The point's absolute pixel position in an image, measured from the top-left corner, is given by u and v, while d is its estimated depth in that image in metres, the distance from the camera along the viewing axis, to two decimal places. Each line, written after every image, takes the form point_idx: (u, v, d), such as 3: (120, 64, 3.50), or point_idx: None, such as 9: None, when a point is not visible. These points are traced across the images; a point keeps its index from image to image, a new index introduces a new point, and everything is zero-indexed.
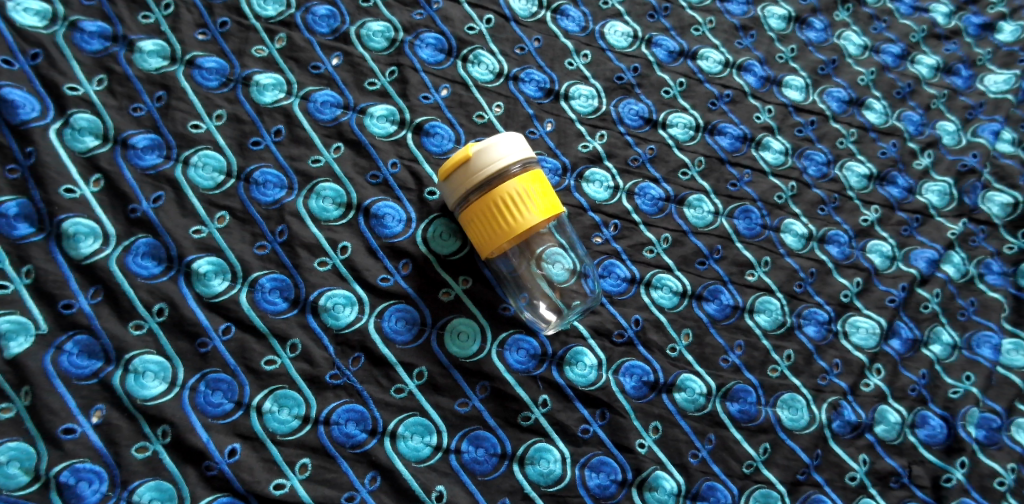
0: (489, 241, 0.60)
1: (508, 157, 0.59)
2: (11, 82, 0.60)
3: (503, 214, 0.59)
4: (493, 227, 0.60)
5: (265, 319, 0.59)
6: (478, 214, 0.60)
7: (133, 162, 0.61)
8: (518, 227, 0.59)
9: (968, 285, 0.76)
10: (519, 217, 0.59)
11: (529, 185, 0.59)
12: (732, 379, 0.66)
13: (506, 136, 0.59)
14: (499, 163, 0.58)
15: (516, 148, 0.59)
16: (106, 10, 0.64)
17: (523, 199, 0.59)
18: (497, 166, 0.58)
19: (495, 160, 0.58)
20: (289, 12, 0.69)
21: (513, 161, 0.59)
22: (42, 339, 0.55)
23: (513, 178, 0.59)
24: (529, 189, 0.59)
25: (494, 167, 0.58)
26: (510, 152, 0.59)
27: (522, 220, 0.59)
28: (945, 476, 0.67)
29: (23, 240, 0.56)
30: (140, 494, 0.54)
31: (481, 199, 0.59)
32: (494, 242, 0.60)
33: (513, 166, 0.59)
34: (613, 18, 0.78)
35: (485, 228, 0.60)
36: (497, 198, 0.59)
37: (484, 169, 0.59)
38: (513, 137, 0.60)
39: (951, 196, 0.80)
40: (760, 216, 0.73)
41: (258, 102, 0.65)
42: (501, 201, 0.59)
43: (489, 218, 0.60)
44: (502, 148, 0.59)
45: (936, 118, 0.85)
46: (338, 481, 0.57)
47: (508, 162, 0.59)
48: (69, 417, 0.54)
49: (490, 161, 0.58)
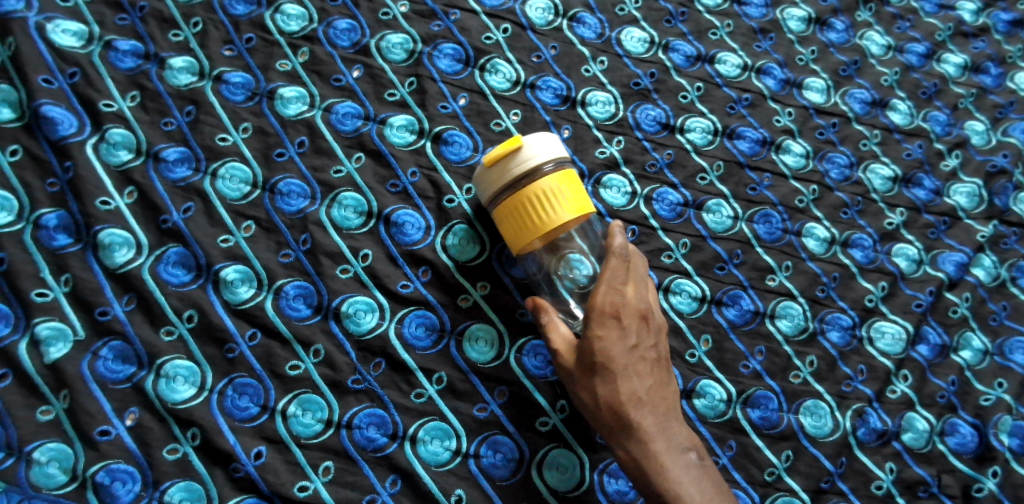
0: (520, 240, 0.60)
1: (541, 156, 0.59)
2: (51, 99, 0.62)
3: (535, 211, 0.59)
4: (523, 224, 0.60)
5: (289, 325, 0.61)
6: (509, 211, 0.60)
7: (164, 175, 0.63)
8: (551, 224, 0.59)
9: (999, 289, 0.74)
10: (550, 214, 0.59)
11: (562, 184, 0.59)
12: (753, 386, 0.66)
13: (538, 136, 0.60)
14: (531, 161, 0.59)
15: (549, 147, 0.60)
16: (139, 29, 0.67)
17: (556, 196, 0.59)
18: (530, 164, 0.59)
19: (528, 158, 0.59)
20: (312, 27, 0.71)
21: (546, 160, 0.60)
22: (80, 345, 0.57)
23: (546, 176, 0.59)
24: (562, 187, 0.59)
25: (527, 165, 0.59)
26: (543, 151, 0.60)
27: (554, 217, 0.59)
28: (976, 485, 0.66)
29: (62, 250, 0.59)
30: (171, 494, 0.55)
31: (513, 197, 0.60)
32: (525, 239, 0.60)
33: (546, 165, 0.60)
34: (630, 24, 0.79)
35: (517, 224, 0.60)
36: (529, 195, 0.59)
37: (517, 166, 0.59)
38: (548, 137, 0.60)
39: (981, 197, 0.78)
40: (781, 221, 0.72)
41: (283, 115, 0.67)
42: (533, 199, 0.59)
43: (520, 215, 0.60)
44: (535, 147, 0.59)
45: (964, 117, 0.83)
46: (360, 484, 0.58)
47: (541, 160, 0.59)
48: (104, 419, 0.56)
49: (523, 159, 0.59)
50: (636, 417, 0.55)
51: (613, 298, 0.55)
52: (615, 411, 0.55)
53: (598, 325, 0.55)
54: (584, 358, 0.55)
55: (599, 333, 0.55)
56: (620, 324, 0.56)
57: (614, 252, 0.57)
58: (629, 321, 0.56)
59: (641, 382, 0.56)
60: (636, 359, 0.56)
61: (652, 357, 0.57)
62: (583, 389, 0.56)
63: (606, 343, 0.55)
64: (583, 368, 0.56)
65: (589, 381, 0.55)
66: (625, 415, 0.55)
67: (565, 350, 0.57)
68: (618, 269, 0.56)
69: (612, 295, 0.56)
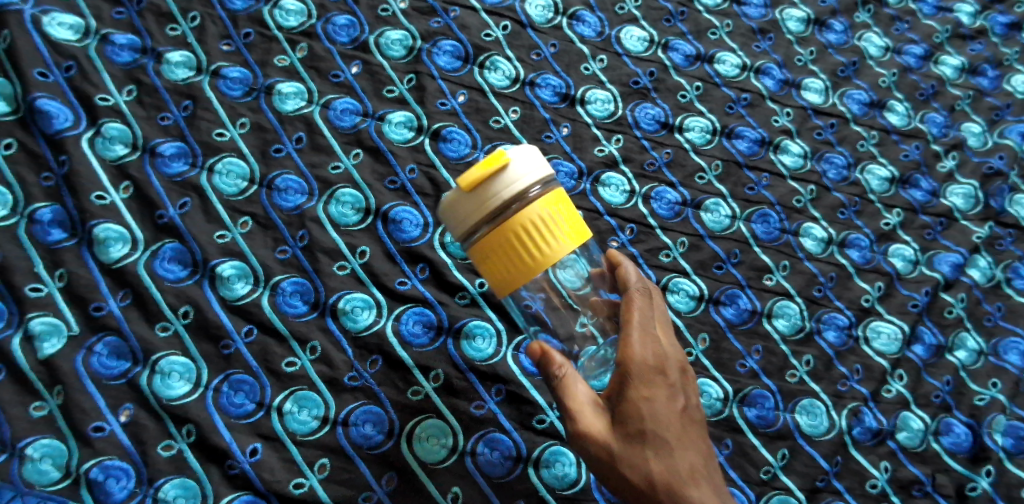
0: (515, 283, 0.49)
1: (526, 178, 0.48)
2: (47, 93, 0.62)
3: (533, 246, 0.49)
4: (514, 263, 0.49)
5: (286, 322, 0.61)
6: (494, 248, 0.49)
7: (160, 170, 0.63)
8: (550, 258, 0.49)
9: (994, 290, 0.74)
10: (546, 248, 0.49)
11: (553, 209, 0.49)
12: (749, 385, 0.66)
13: (518, 149, 0.49)
14: (517, 185, 0.48)
15: (533, 164, 0.49)
16: (136, 24, 0.67)
17: (550, 225, 0.49)
18: (515, 188, 0.48)
19: (512, 181, 0.48)
20: (310, 23, 0.71)
21: (536, 179, 0.49)
22: (74, 340, 0.57)
23: (534, 201, 0.49)
24: (554, 213, 0.49)
25: (512, 190, 0.48)
26: (529, 170, 0.49)
27: (551, 251, 0.49)
28: (971, 485, 0.66)
29: (57, 245, 0.59)
30: (165, 491, 0.55)
31: (498, 230, 0.49)
32: (518, 279, 0.49)
33: (532, 187, 0.49)
34: (629, 23, 0.79)
35: (504, 263, 0.49)
36: (518, 227, 0.48)
37: (500, 193, 0.48)
38: (528, 152, 0.49)
39: (977, 198, 0.78)
40: (778, 220, 0.72)
41: (280, 110, 0.67)
42: (523, 231, 0.48)
43: (508, 252, 0.49)
44: (519, 167, 0.48)
45: (961, 119, 0.83)
46: (356, 482, 0.58)
47: (527, 182, 0.48)
48: (98, 415, 0.55)
49: (507, 182, 0.48)
50: (693, 494, 0.49)
51: (652, 347, 0.50)
52: (672, 488, 0.49)
53: (647, 385, 0.49)
54: (628, 425, 0.49)
55: (647, 393, 0.49)
56: (668, 383, 0.51)
57: (636, 291, 0.53)
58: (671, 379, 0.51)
59: (690, 451, 0.51)
60: (683, 422, 0.51)
61: (695, 419, 0.53)
62: (629, 465, 0.49)
63: (658, 405, 0.50)
64: (630, 439, 0.49)
65: (637, 454, 0.49)
66: (682, 493, 0.49)
67: (599, 416, 0.50)
68: (653, 316, 0.52)
69: (657, 348, 0.51)
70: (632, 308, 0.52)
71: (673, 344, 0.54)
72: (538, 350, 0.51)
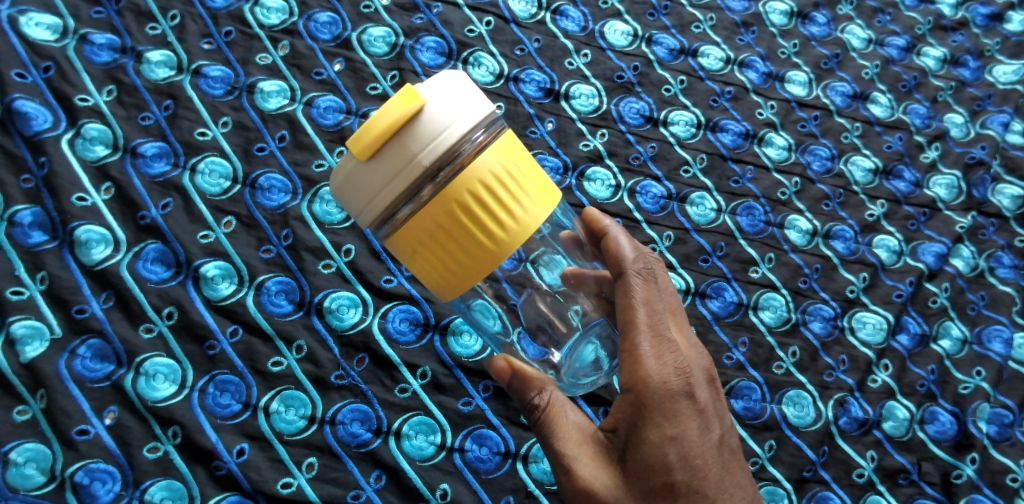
0: (464, 263, 0.44)
1: (457, 124, 0.42)
2: (25, 94, 0.61)
3: (481, 220, 0.43)
4: (464, 236, 0.43)
5: (272, 321, 0.61)
6: (438, 221, 0.43)
7: (142, 170, 0.62)
8: (507, 223, 0.44)
9: (978, 279, 0.75)
10: (502, 215, 0.43)
11: (503, 164, 0.43)
12: (736, 377, 0.66)
13: (442, 89, 0.42)
14: (447, 134, 0.41)
15: (461, 106, 0.42)
16: (114, 23, 0.66)
17: (501, 187, 0.43)
18: (446, 138, 0.41)
19: (442, 129, 0.41)
20: (292, 20, 0.70)
21: (468, 128, 0.42)
22: (56, 343, 0.56)
23: (476, 157, 0.42)
24: (505, 171, 0.43)
25: (443, 140, 0.41)
26: (457, 113, 0.42)
27: (509, 217, 0.44)
28: (956, 472, 0.66)
29: (37, 247, 0.58)
30: (152, 493, 0.55)
31: (439, 198, 0.42)
32: (473, 254, 0.44)
33: (468, 137, 0.42)
34: (613, 17, 0.79)
35: (453, 237, 0.43)
36: (461, 193, 0.42)
37: (428, 147, 0.41)
38: (453, 89, 0.42)
39: (960, 189, 0.79)
40: (763, 213, 0.73)
41: (263, 109, 0.66)
42: (468, 198, 0.42)
43: (455, 226, 0.43)
44: (446, 112, 0.41)
45: (943, 110, 0.84)
46: (344, 480, 0.58)
47: (460, 130, 0.42)
48: (82, 418, 0.55)
49: (434, 132, 0.41)
50: None
51: (672, 369, 0.49)
52: None
53: (670, 423, 0.48)
54: (649, 479, 0.48)
55: (673, 432, 0.48)
56: (692, 410, 0.49)
57: (643, 291, 0.50)
58: (696, 404, 0.49)
59: (722, 487, 0.50)
60: (712, 451, 0.50)
61: (721, 439, 0.51)
62: None
63: (683, 442, 0.48)
64: (654, 491, 0.48)
65: None
66: None
67: (603, 469, 0.48)
68: (666, 326, 0.50)
69: (674, 368, 0.49)
70: (639, 321, 0.49)
71: (690, 356, 0.52)
72: (510, 373, 0.50)
